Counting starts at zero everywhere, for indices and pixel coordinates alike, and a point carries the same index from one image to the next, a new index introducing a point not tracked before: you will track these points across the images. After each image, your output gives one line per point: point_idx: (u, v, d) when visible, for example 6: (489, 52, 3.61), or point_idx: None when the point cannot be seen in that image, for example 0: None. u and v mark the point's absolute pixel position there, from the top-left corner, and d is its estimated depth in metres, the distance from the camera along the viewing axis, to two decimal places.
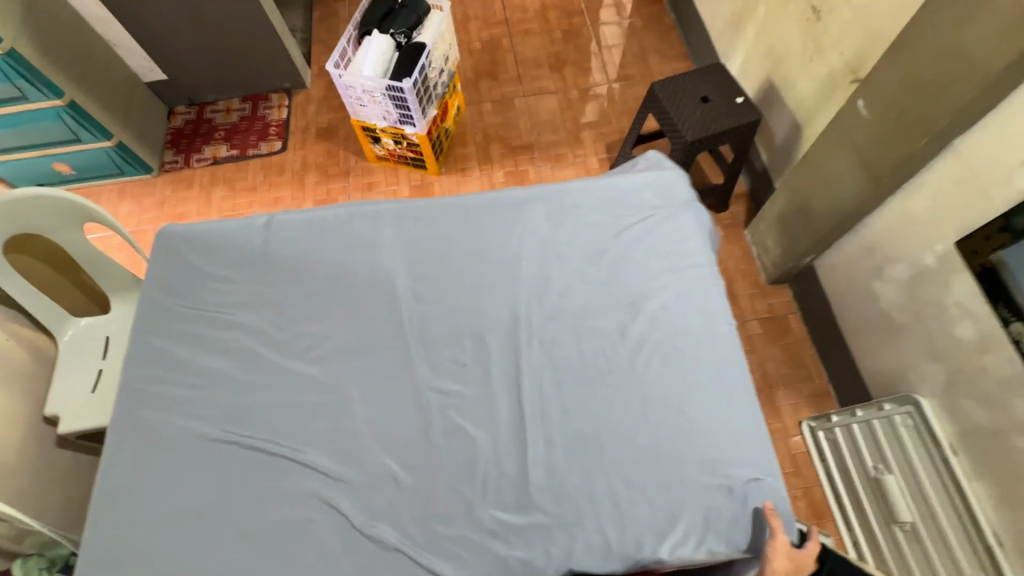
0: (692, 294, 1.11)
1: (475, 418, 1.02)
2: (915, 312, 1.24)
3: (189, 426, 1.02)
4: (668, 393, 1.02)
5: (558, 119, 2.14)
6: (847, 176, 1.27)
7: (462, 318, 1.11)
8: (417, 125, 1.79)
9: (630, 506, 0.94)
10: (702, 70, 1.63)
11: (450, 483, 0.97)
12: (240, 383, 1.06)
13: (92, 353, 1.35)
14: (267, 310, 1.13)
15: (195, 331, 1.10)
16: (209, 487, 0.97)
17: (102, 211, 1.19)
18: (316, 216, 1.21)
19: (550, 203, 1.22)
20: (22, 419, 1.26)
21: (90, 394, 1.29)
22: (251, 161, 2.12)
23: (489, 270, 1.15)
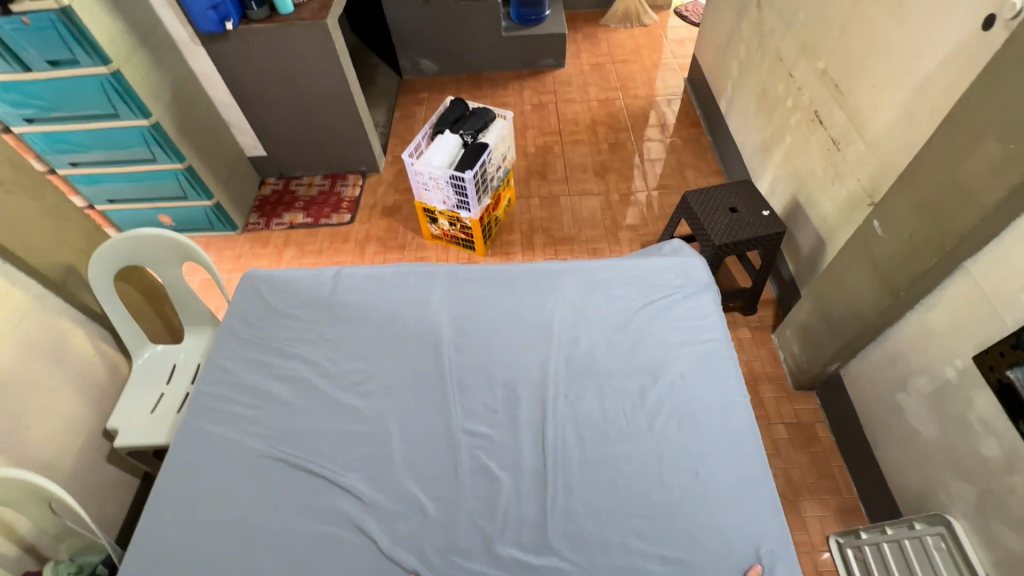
0: (709, 362, 1.22)
1: (502, 461, 1.11)
2: (940, 427, 1.24)
3: (244, 440, 1.14)
4: (682, 456, 1.09)
5: (598, 217, 2.35)
6: (865, 286, 1.37)
7: (496, 369, 1.23)
8: (472, 210, 2.02)
9: (640, 559, 0.99)
10: (732, 184, 1.80)
11: (473, 517, 1.04)
12: (292, 410, 1.19)
13: (159, 377, 1.50)
14: (325, 348, 1.28)
15: (260, 361, 1.26)
16: (248, 501, 1.07)
17: (202, 252, 1.39)
18: (380, 272, 1.40)
19: (582, 276, 1.38)
20: (85, 429, 1.39)
21: (149, 414, 1.42)
22: (322, 229, 2.39)
23: (525, 332, 1.28)
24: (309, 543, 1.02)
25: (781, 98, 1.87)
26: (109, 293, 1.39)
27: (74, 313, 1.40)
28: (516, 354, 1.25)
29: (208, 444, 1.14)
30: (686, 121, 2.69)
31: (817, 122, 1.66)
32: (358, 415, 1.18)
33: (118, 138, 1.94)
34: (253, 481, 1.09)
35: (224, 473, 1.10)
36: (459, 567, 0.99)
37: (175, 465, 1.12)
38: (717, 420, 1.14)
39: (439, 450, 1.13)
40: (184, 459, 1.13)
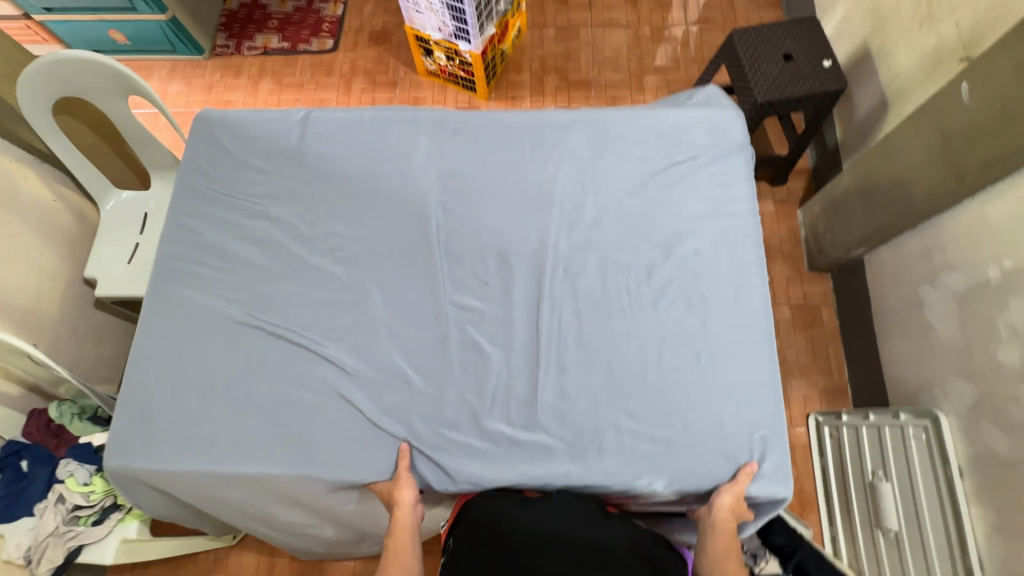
0: (729, 235, 1.08)
1: (492, 336, 1.04)
2: (960, 326, 1.16)
3: (218, 306, 1.08)
4: (686, 337, 1.02)
5: (622, 57, 1.99)
6: (925, 164, 1.17)
7: (489, 236, 1.10)
8: (472, 42, 1.69)
9: (630, 438, 0.96)
10: (791, 22, 1.46)
11: (461, 391, 1.01)
12: (265, 273, 1.10)
13: (130, 226, 1.40)
14: (297, 208, 1.15)
15: (228, 220, 1.14)
16: (226, 368, 1.04)
17: (146, 85, 1.19)
18: (354, 116, 1.19)
19: (594, 129, 1.17)
20: (63, 277, 1.35)
21: (126, 265, 1.35)
22: (301, 56, 2.06)
23: (522, 196, 1.13)
24: (287, 412, 1.00)
25: None
26: (49, 130, 1.22)
27: (17, 153, 1.25)
28: (515, 219, 1.11)
29: (181, 307, 1.08)
30: None
31: None
32: (338, 285, 1.09)
33: None
34: (228, 346, 1.05)
35: (199, 334, 1.06)
36: (447, 440, 0.98)
37: (146, 328, 1.07)
38: (728, 302, 1.04)
39: (425, 323, 1.06)
40: (157, 321, 1.08)
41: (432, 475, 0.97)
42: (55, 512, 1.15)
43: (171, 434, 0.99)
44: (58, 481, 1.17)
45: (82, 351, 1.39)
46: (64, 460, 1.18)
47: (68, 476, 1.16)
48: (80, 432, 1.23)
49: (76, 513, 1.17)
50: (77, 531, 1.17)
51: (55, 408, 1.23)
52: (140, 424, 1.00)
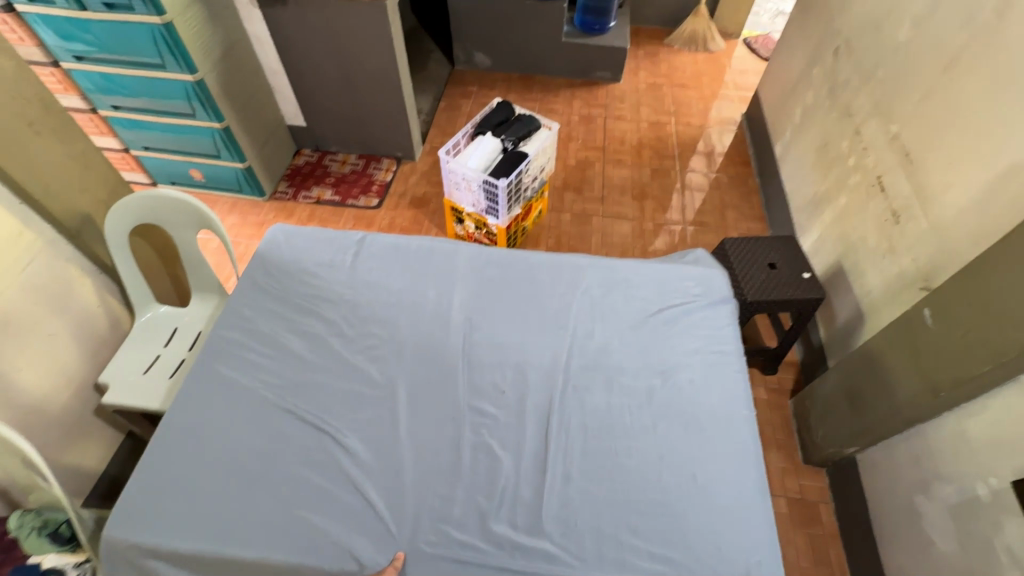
0: (718, 370, 1.09)
1: (505, 440, 0.99)
2: (960, 544, 1.14)
3: (228, 395, 1.03)
4: (685, 459, 0.97)
5: (627, 243, 2.26)
6: (903, 375, 1.27)
7: (508, 350, 1.11)
8: (500, 218, 1.96)
9: (632, 555, 0.86)
10: (773, 237, 1.71)
11: (470, 490, 0.93)
12: (304, 364, 1.08)
13: (158, 338, 1.48)
14: (344, 310, 1.17)
15: (260, 330, 1.13)
16: (229, 452, 0.97)
17: (218, 219, 1.36)
18: (406, 243, 1.29)
19: (601, 272, 1.24)
20: (76, 380, 1.38)
21: (142, 374, 1.40)
22: (348, 209, 2.36)
23: (538, 316, 1.16)
24: None
25: (842, 155, 1.76)
26: (119, 248, 1.36)
27: (83, 262, 1.38)
28: (531, 337, 1.13)
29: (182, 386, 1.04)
30: (735, 158, 2.58)
31: (878, 188, 1.56)
32: (383, 367, 1.08)
33: (162, 89, 1.93)
34: (242, 419, 1.01)
35: (223, 404, 1.02)
36: (450, 539, 0.88)
37: (177, 402, 1.02)
38: (730, 433, 1.00)
39: (444, 419, 1.02)
40: (193, 393, 1.03)
41: None
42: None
43: (168, 516, 0.90)
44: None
45: (63, 458, 1.36)
46: None
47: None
48: (31, 551, 1.13)
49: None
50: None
51: (16, 517, 1.15)
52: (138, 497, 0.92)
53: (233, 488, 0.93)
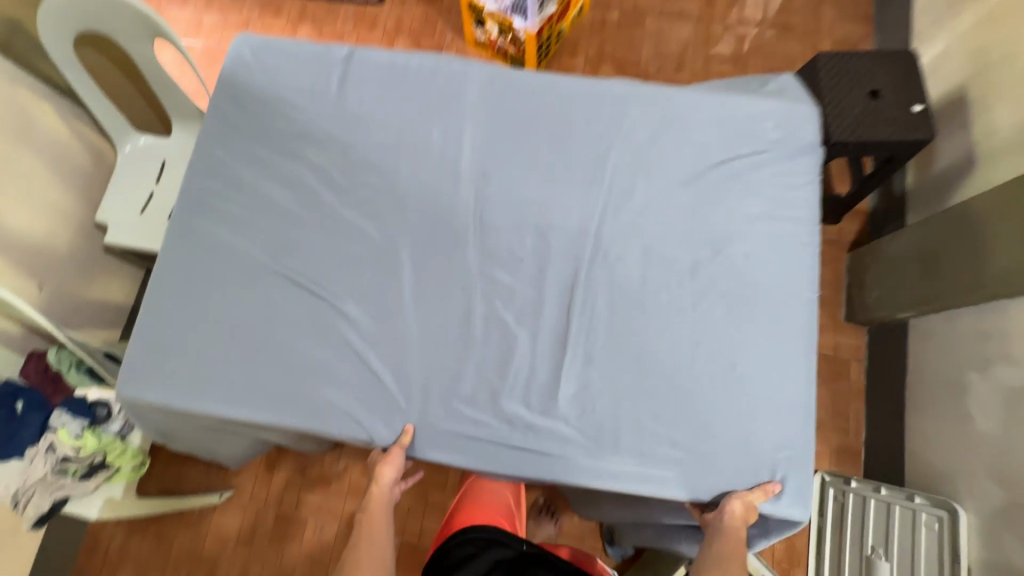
0: (779, 243, 0.90)
1: (521, 314, 0.88)
2: (1006, 424, 1.07)
3: (215, 255, 0.93)
4: (724, 344, 0.85)
5: (686, 54, 1.83)
6: (1010, 244, 1.05)
7: (529, 209, 0.93)
8: (529, 19, 1.55)
9: (651, 441, 0.82)
10: (880, 51, 1.30)
11: (481, 367, 0.86)
12: (294, 220, 0.94)
13: (148, 174, 1.34)
14: (335, 154, 0.97)
15: (241, 180, 0.97)
16: (225, 316, 0.90)
17: (170, 29, 1.09)
18: (404, 62, 1.01)
19: (652, 107, 0.96)
20: (74, 219, 1.31)
21: (138, 215, 1.30)
22: (344, 4, 1.93)
23: (566, 166, 0.94)
24: None
25: None
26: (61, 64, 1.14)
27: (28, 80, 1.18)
28: (557, 193, 0.93)
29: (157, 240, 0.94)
30: None
31: None
32: (381, 226, 0.93)
33: None
34: (234, 282, 0.92)
35: (211, 265, 0.92)
36: (460, 414, 0.84)
37: (163, 261, 0.93)
38: (781, 319, 0.87)
39: (453, 287, 0.90)
40: (178, 251, 0.93)
41: (440, 453, 0.83)
42: (45, 460, 1.14)
43: (174, 377, 0.88)
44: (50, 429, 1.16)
45: (87, 295, 1.36)
46: (58, 410, 1.16)
47: (59, 427, 1.14)
48: (74, 383, 1.22)
49: (64, 466, 1.16)
50: (63, 482, 1.18)
51: (53, 353, 1.21)
52: (141, 357, 0.89)
53: (235, 354, 0.88)
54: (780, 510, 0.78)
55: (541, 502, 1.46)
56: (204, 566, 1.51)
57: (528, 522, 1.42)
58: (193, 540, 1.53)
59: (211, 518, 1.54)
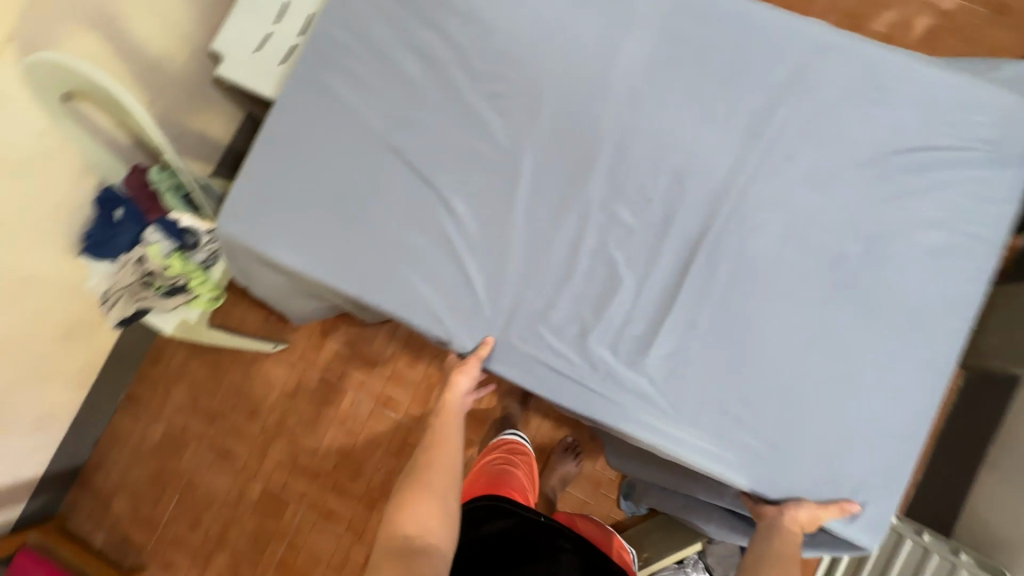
0: (941, 259, 0.79)
1: (632, 258, 0.82)
2: None
3: (333, 112, 0.88)
4: (843, 350, 0.78)
5: (868, 14, 1.57)
6: None
7: (671, 148, 0.83)
8: None
9: (732, 424, 0.77)
10: None
11: (576, 301, 0.82)
12: (419, 95, 0.88)
13: (269, 12, 1.28)
14: (478, 34, 0.88)
15: (372, 37, 0.90)
16: (333, 178, 0.87)
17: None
18: None
19: (848, 65, 0.82)
20: (191, 43, 1.28)
21: (253, 53, 1.26)
22: None
23: (728, 109, 0.83)
24: None
25: None
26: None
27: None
28: (708, 138, 0.83)
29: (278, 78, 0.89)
30: None
31: None
32: (509, 127, 0.86)
33: None
34: (347, 146, 0.88)
35: (327, 122, 0.88)
36: (543, 342, 0.81)
37: (280, 106, 0.89)
38: (913, 341, 0.78)
39: (569, 212, 0.83)
40: (297, 99, 0.89)
41: (513, 373, 0.82)
42: (134, 269, 1.22)
43: (273, 226, 0.87)
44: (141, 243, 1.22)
45: (190, 123, 1.36)
46: (152, 228, 1.20)
47: (151, 243, 1.19)
48: (170, 207, 1.19)
49: (150, 279, 1.23)
50: (148, 294, 1.25)
51: (153, 174, 1.18)
52: (245, 199, 0.88)
53: (335, 220, 0.87)
54: (844, 529, 0.75)
55: (570, 441, 1.47)
56: (249, 404, 1.63)
57: (551, 458, 1.45)
58: (244, 379, 1.64)
59: (262, 364, 1.64)
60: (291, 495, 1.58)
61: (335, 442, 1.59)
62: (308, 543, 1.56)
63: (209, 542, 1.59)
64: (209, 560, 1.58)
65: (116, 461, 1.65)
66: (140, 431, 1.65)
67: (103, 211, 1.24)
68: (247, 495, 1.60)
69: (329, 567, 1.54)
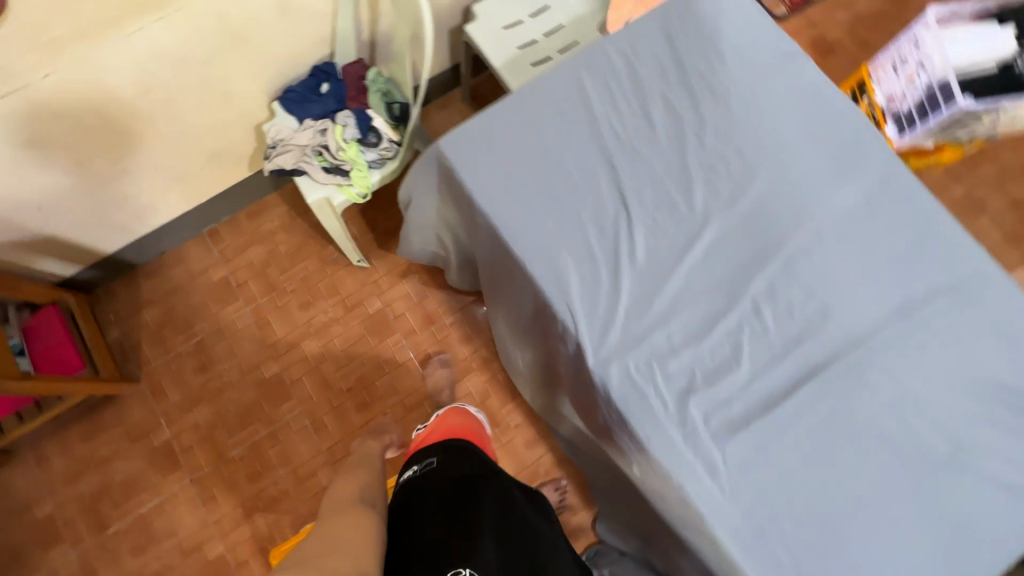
0: (1008, 497, 0.86)
1: (757, 354, 0.90)
2: None
3: (577, 110, 1.01)
4: (894, 526, 0.84)
5: None
6: None
7: (828, 286, 0.94)
8: (901, 138, 1.48)
9: (773, 534, 0.84)
10: None
11: (694, 362, 0.90)
12: (652, 134, 1.00)
13: (529, 7, 1.47)
14: (721, 117, 1.01)
15: (638, 72, 1.03)
16: (550, 159, 0.99)
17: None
18: (830, 95, 1.02)
19: (1000, 304, 0.93)
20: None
21: (500, 30, 1.45)
22: None
23: (890, 283, 0.94)
24: None
25: None
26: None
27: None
28: (864, 297, 0.93)
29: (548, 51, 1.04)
30: None
31: None
32: (707, 198, 0.98)
33: None
34: (574, 141, 1.00)
35: (569, 114, 1.01)
36: (650, 379, 0.89)
37: (538, 83, 1.03)
38: (955, 561, 0.84)
39: (723, 289, 0.93)
40: (555, 85, 1.02)
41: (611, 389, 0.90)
42: (313, 136, 1.34)
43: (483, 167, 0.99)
44: (331, 120, 1.35)
45: None
46: (348, 114, 1.34)
47: (341, 125, 1.33)
48: (371, 103, 1.36)
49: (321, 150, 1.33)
50: (311, 161, 1.33)
51: (371, 71, 1.37)
52: (473, 135, 1.00)
53: (534, 190, 0.98)
54: None
55: (563, 485, 1.52)
56: (306, 296, 1.69)
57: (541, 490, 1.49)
58: (315, 273, 1.71)
59: (338, 269, 1.71)
60: (296, 393, 1.62)
61: (360, 368, 1.64)
62: (287, 443, 1.58)
63: (203, 392, 1.62)
64: (194, 408, 1.61)
65: (167, 278, 1.70)
66: (202, 266, 1.71)
67: (314, 79, 1.38)
68: (259, 372, 1.63)
69: (293, 474, 1.56)
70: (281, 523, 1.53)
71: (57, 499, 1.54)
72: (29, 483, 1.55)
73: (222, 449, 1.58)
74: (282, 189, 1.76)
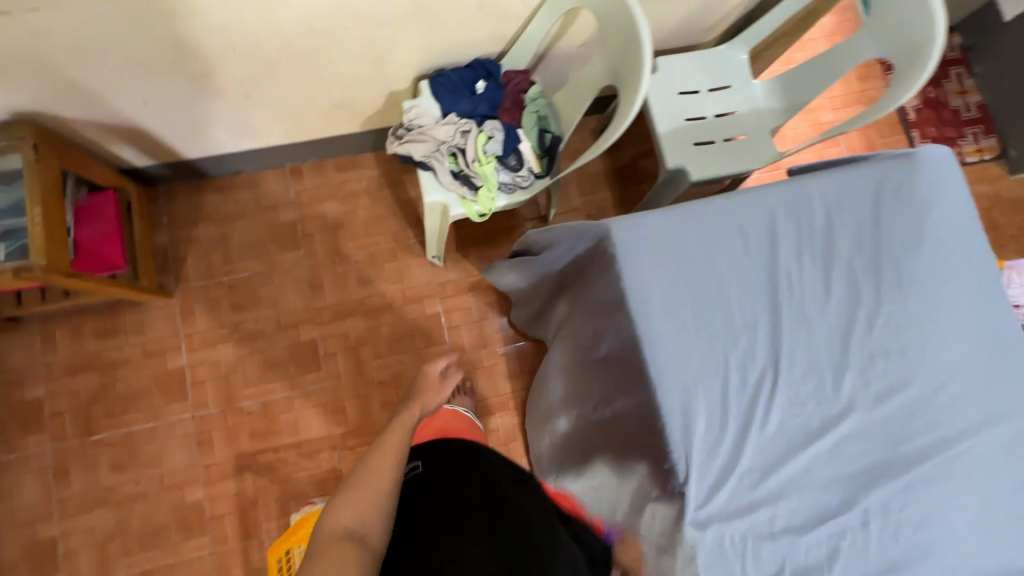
0: None
1: (849, 566, 0.87)
2: None
3: (762, 246, 0.93)
4: None
5: None
6: None
7: (940, 523, 0.90)
8: None
9: None
10: None
11: (786, 553, 0.86)
12: (824, 301, 0.93)
13: (713, 80, 1.37)
14: (897, 308, 0.95)
15: (834, 229, 0.95)
16: (715, 288, 0.92)
17: (926, 73, 1.03)
18: (1005, 326, 0.98)
19: None
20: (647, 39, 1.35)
21: (675, 94, 1.35)
22: (906, 135, 1.87)
23: (998, 542, 0.91)
24: None
25: None
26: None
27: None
28: (969, 547, 0.90)
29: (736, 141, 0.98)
30: None
31: None
32: (853, 386, 0.92)
33: None
34: (744, 277, 0.93)
35: (750, 247, 0.93)
36: (737, 553, 0.85)
37: (732, 201, 0.94)
38: None
39: (838, 488, 0.89)
40: (747, 210, 0.94)
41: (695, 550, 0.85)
42: (451, 133, 1.22)
43: (646, 270, 0.91)
44: (477, 124, 1.24)
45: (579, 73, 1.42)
46: (496, 124, 1.24)
47: (485, 133, 1.22)
48: (524, 124, 1.25)
49: (455, 151, 1.21)
50: (441, 158, 1.21)
51: (534, 90, 1.27)
52: (646, 231, 0.92)
53: (688, 315, 0.91)
54: None
55: None
56: (367, 272, 1.60)
57: None
58: (386, 251, 1.62)
59: (408, 256, 1.62)
60: (326, 367, 1.54)
61: (397, 365, 1.56)
62: (301, 414, 1.51)
63: (233, 330, 1.53)
64: (219, 344, 1.52)
65: (234, 201, 1.59)
66: (273, 200, 1.60)
67: (472, 74, 1.26)
68: (296, 332, 1.55)
69: (297, 447, 1.50)
70: (269, 491, 1.47)
71: (50, 386, 1.45)
72: (26, 359, 1.46)
73: (233, 395, 1.50)
74: (380, 153, 1.65)
